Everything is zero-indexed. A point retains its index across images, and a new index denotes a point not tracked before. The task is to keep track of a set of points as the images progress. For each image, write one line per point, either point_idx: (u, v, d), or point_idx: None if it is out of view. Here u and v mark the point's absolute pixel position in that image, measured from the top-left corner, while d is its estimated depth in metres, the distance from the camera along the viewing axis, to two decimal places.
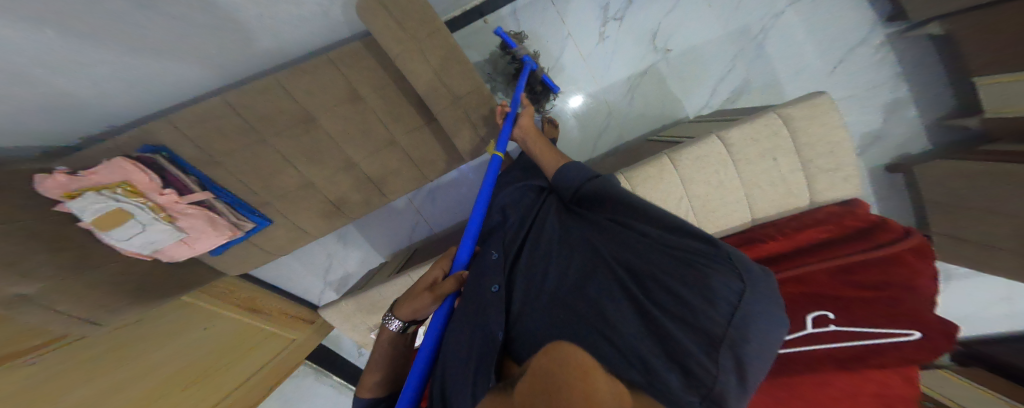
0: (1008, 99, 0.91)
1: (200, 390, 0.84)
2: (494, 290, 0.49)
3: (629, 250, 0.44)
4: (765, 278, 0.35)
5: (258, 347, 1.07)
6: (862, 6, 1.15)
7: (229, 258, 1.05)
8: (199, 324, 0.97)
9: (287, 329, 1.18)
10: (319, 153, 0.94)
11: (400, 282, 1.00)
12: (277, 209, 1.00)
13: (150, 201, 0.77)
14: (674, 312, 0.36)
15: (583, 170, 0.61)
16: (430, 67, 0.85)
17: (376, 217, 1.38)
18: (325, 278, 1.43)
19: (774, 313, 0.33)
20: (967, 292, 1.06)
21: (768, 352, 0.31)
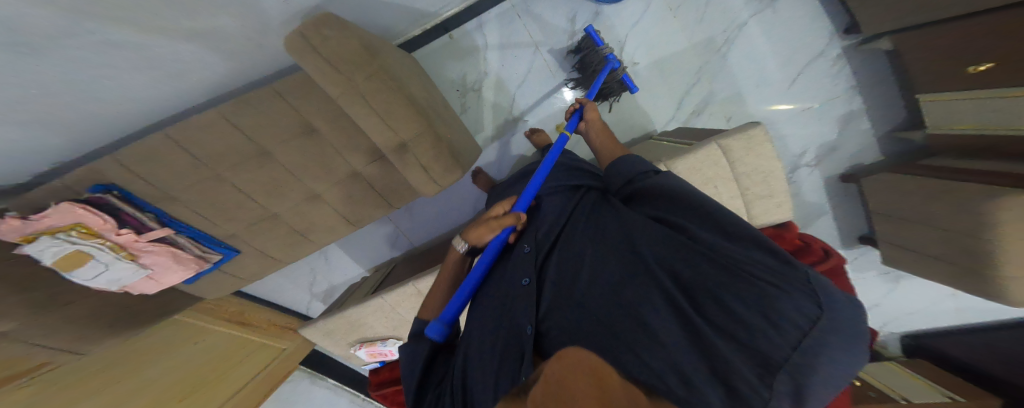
0: (952, 115, 0.93)
1: (194, 399, 1.13)
2: (523, 283, 0.55)
3: (680, 255, 0.45)
4: (851, 310, 0.35)
5: (257, 353, 1.42)
6: (820, 16, 1.12)
7: (203, 285, 1.06)
8: (190, 340, 1.24)
9: (279, 340, 1.50)
10: (279, 187, 0.91)
11: (373, 303, 1.20)
12: (275, 249, 1.06)
13: (109, 241, 0.78)
14: (728, 329, 0.36)
15: (643, 167, 0.67)
16: (375, 112, 0.77)
17: (357, 235, 1.62)
18: (312, 291, 1.71)
19: (853, 349, 0.33)
20: (916, 289, 1.33)
21: (834, 391, 0.33)
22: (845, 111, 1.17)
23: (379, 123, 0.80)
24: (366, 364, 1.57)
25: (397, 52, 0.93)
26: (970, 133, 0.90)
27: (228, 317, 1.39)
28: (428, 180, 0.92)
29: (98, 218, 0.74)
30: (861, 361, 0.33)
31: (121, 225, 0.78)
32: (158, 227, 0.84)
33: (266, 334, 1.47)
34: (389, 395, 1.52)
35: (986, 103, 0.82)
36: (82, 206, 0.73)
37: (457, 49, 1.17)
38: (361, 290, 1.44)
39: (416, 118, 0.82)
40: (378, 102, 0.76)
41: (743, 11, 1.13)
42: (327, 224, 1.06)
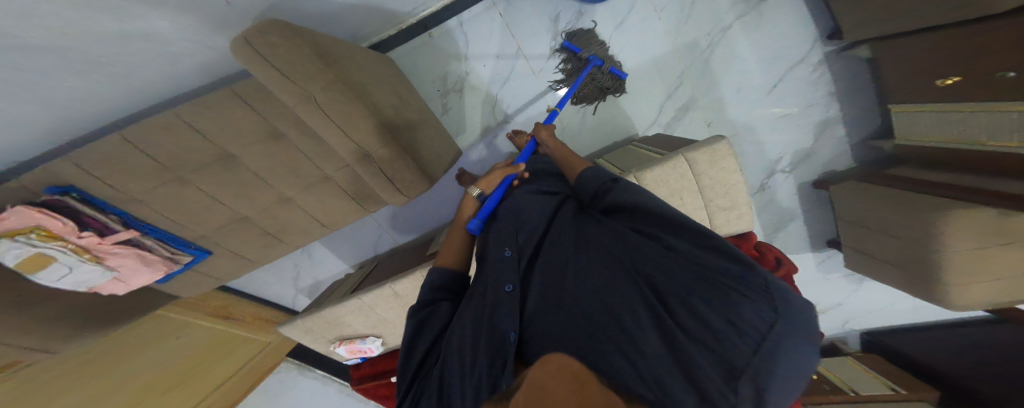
0: (915, 127, 0.98)
1: (178, 391, 1.23)
2: (508, 290, 0.53)
3: (656, 262, 0.47)
4: (804, 312, 0.39)
5: (240, 347, 1.51)
6: (807, 19, 1.11)
7: (178, 285, 1.06)
8: (172, 334, 1.24)
9: (263, 335, 1.60)
10: (248, 190, 0.90)
11: (351, 303, 1.32)
12: (248, 250, 1.06)
13: (72, 243, 0.75)
14: (699, 336, 0.38)
15: (605, 175, 0.68)
16: (332, 123, 0.76)
17: (341, 233, 1.62)
18: (296, 285, 1.70)
19: (804, 351, 0.36)
20: (878, 295, 1.44)
21: (790, 392, 0.35)
22: (822, 118, 1.19)
23: (339, 135, 0.78)
24: (348, 360, 1.64)
25: (363, 56, 0.90)
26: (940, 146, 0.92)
27: (210, 312, 1.38)
28: (393, 190, 0.94)
29: (59, 222, 0.71)
30: (812, 362, 0.37)
31: (83, 228, 0.76)
32: (123, 229, 0.82)
33: (251, 329, 1.53)
34: (370, 389, 1.58)
35: (958, 117, 0.84)
36: (40, 210, 0.70)
37: (436, 49, 1.14)
38: (339, 291, 1.51)
39: (384, 133, 0.83)
40: (335, 112, 0.75)
41: (727, 14, 1.12)
42: (300, 226, 1.06)
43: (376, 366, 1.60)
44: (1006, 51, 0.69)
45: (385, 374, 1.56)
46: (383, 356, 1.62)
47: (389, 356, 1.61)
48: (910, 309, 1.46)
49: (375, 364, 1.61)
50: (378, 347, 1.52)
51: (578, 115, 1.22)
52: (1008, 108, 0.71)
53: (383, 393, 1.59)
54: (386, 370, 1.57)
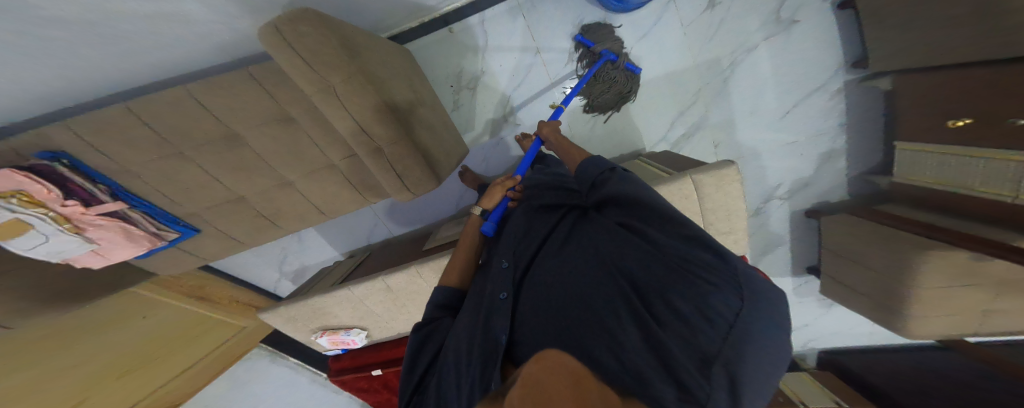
0: (913, 166, 1.01)
1: (132, 379, 1.10)
2: (501, 297, 0.52)
3: (635, 256, 0.46)
4: (768, 295, 0.40)
5: (214, 331, 1.39)
6: (834, 45, 1.11)
7: (158, 261, 1.01)
8: (139, 313, 1.16)
9: (240, 319, 1.47)
10: (249, 171, 0.86)
11: (340, 294, 1.28)
12: (239, 232, 1.00)
13: (53, 211, 0.70)
14: (675, 327, 0.37)
15: (598, 165, 0.65)
16: (348, 112, 0.73)
17: (336, 221, 1.61)
18: (281, 269, 1.69)
19: (772, 338, 0.37)
20: (848, 320, 1.51)
21: (764, 381, 0.35)
22: (827, 149, 1.21)
23: (353, 126, 0.75)
24: (329, 351, 1.62)
25: (381, 45, 0.87)
26: (941, 188, 0.93)
27: (186, 291, 1.31)
28: (400, 187, 0.91)
29: (44, 188, 0.66)
30: (780, 349, 0.37)
31: (68, 196, 0.70)
32: (111, 200, 0.77)
33: (226, 312, 1.43)
34: (347, 380, 1.61)
35: (963, 160, 0.85)
36: (25, 174, 0.64)
37: (457, 44, 1.12)
38: (329, 280, 1.46)
39: (393, 126, 0.79)
40: (353, 103, 0.72)
41: (756, 34, 1.12)
42: (296, 211, 1.02)
43: (357, 359, 1.60)
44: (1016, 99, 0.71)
45: (365, 369, 1.57)
46: (366, 350, 1.60)
47: (369, 351, 1.59)
48: (865, 333, 1.53)
49: (357, 356, 1.60)
50: (362, 339, 1.49)
51: (588, 124, 1.23)
52: (1008, 157, 0.73)
53: (360, 385, 1.63)
54: (368, 365, 1.58)
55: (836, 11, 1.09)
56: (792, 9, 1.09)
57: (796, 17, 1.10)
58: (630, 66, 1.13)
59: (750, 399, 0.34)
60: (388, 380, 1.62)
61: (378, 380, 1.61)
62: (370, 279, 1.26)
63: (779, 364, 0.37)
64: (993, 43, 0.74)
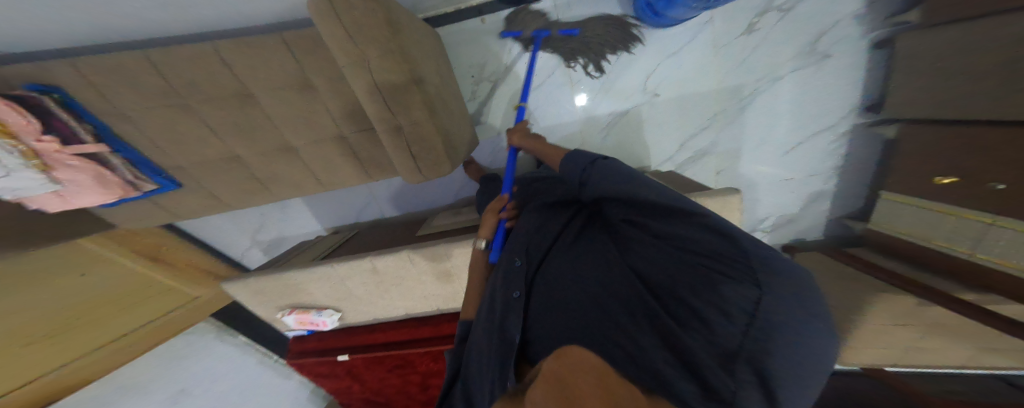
0: (897, 218, 1.06)
1: (58, 341, 1.01)
2: (516, 296, 0.49)
3: (643, 254, 0.43)
4: (793, 280, 0.34)
5: (160, 298, 1.29)
6: (857, 86, 1.13)
7: (121, 212, 0.95)
8: (80, 269, 1.06)
9: (190, 287, 1.38)
10: (253, 131, 0.83)
11: (321, 270, 1.21)
12: (226, 192, 0.95)
13: (23, 145, 0.65)
14: (692, 324, 0.34)
15: (588, 155, 0.58)
16: (375, 86, 0.71)
17: (326, 195, 1.55)
18: (255, 238, 1.64)
19: (805, 331, 0.32)
20: None
21: (806, 378, 0.31)
22: (817, 190, 1.28)
23: (377, 102, 0.73)
24: (291, 332, 1.54)
25: (415, 22, 0.84)
26: (908, 239, 1.02)
27: (140, 249, 1.22)
28: (412, 168, 0.86)
29: (21, 118, 0.62)
30: (819, 339, 0.32)
31: (47, 131, 0.66)
32: (92, 142, 0.73)
33: (179, 279, 1.34)
34: (307, 364, 1.51)
35: (933, 214, 0.93)
36: (7, 103, 0.60)
37: (487, 35, 1.12)
38: (308, 254, 1.38)
39: (417, 107, 0.77)
40: (383, 80, 0.70)
41: (786, 64, 1.12)
42: (293, 177, 0.96)
43: (323, 342, 1.52)
44: (993, 165, 0.78)
45: (330, 353, 1.48)
46: (335, 333, 1.52)
47: (339, 334, 1.52)
48: None
49: (324, 339, 1.52)
50: (333, 322, 1.40)
51: (598, 133, 1.26)
52: (974, 216, 0.82)
53: (320, 370, 1.53)
54: (334, 348, 1.49)
55: (870, 51, 1.09)
56: (826, 44, 1.10)
57: (829, 53, 1.10)
58: (566, 32, 1.08)
59: (792, 399, 0.29)
60: (353, 367, 1.51)
61: (342, 366, 1.51)
62: (353, 257, 1.20)
63: (821, 361, 0.32)
64: (977, 114, 0.82)
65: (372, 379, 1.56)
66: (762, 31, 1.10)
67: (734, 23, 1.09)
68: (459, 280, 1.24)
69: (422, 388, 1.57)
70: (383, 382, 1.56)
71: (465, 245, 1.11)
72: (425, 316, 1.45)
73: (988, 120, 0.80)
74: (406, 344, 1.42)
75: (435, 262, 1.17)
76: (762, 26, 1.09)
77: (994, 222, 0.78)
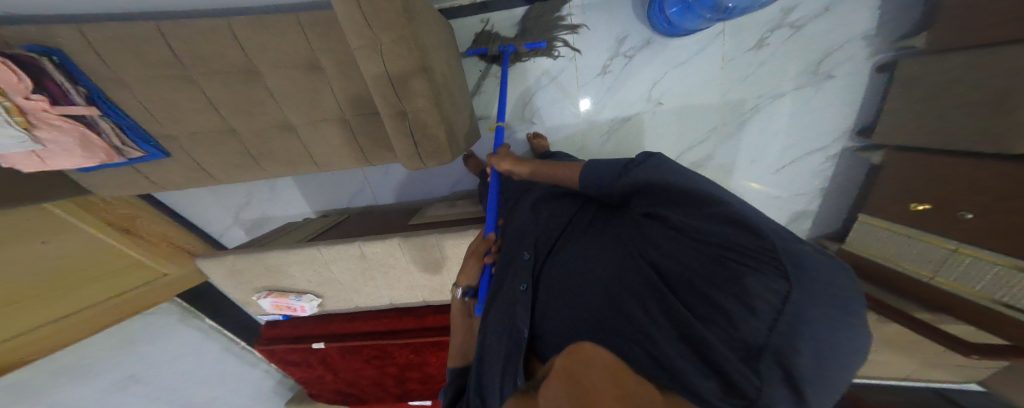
0: (868, 240, 1.11)
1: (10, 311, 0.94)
2: (522, 289, 0.51)
3: (658, 246, 0.43)
4: (817, 272, 0.33)
5: (126, 273, 1.21)
6: (853, 110, 1.16)
7: (101, 177, 0.91)
8: (38, 236, 0.98)
9: (163, 263, 1.30)
10: (252, 105, 0.81)
11: (305, 252, 1.19)
12: (214, 166, 0.91)
13: (8, 101, 0.63)
14: (711, 318, 0.33)
15: (614, 161, 0.56)
16: (385, 71, 0.70)
17: (318, 177, 1.51)
18: (238, 216, 1.59)
19: (830, 323, 0.31)
20: None
21: (832, 376, 0.30)
22: (800, 209, 1.34)
23: (385, 86, 0.72)
24: (264, 316, 1.52)
25: (432, 11, 0.82)
26: (873, 259, 1.09)
27: (110, 220, 1.16)
28: (412, 154, 0.84)
29: (11, 74, 0.61)
30: (846, 337, 0.31)
31: (37, 89, 0.64)
32: (83, 105, 0.71)
33: (150, 252, 1.27)
34: (278, 351, 1.49)
35: (901, 237, 1.00)
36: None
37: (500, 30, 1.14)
38: (294, 235, 1.34)
39: (425, 95, 0.75)
40: (394, 65, 0.69)
41: (788, 82, 1.15)
42: (287, 155, 0.92)
43: (297, 329, 1.49)
44: (962, 195, 0.84)
45: (304, 341, 1.45)
46: (310, 320, 1.49)
47: (314, 321, 1.50)
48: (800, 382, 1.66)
49: (297, 326, 1.49)
50: (312, 308, 1.35)
51: (598, 138, 1.27)
52: (939, 243, 0.89)
53: (292, 358, 1.51)
54: (308, 336, 1.47)
55: (871, 74, 1.10)
56: (831, 64, 1.12)
57: (832, 73, 1.12)
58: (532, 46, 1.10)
59: (818, 397, 0.28)
60: (327, 357, 1.48)
61: (316, 355, 1.48)
62: (337, 242, 1.18)
63: (848, 356, 0.31)
64: (951, 148, 0.89)
65: (346, 369, 1.51)
66: (770, 47, 1.11)
67: (743, 38, 1.11)
68: (449, 273, 1.23)
69: (400, 381, 1.51)
70: (357, 373, 1.51)
71: (458, 237, 1.11)
72: (409, 307, 1.44)
73: (960, 155, 0.86)
74: (384, 335, 1.41)
75: (426, 252, 1.17)
76: (771, 42, 1.11)
77: (957, 249, 0.84)
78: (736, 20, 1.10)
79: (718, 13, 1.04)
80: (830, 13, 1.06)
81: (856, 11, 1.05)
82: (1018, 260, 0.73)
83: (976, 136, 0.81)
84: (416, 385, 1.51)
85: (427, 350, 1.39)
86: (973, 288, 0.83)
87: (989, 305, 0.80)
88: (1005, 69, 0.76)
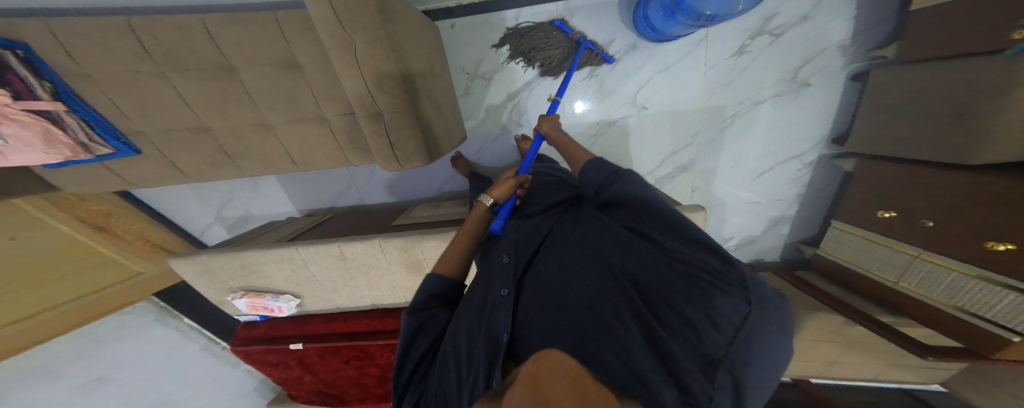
0: (836, 244, 1.19)
1: None
2: (503, 294, 0.51)
3: (637, 259, 0.45)
4: (770, 298, 0.39)
5: (96, 270, 1.19)
6: (828, 118, 1.19)
7: (68, 175, 0.89)
8: (7, 232, 0.98)
9: (135, 261, 1.30)
10: (226, 103, 0.79)
11: (285, 251, 1.17)
12: (188, 164, 0.90)
13: None
14: (680, 330, 0.37)
15: (604, 169, 0.61)
16: (361, 74, 0.69)
17: (302, 176, 1.49)
18: (219, 215, 1.56)
19: (775, 341, 0.37)
20: None
21: (764, 385, 0.37)
22: (779, 215, 1.38)
23: (361, 87, 0.71)
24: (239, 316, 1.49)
25: (413, 11, 0.82)
26: (849, 267, 1.12)
27: (84, 217, 1.15)
28: (389, 156, 0.82)
29: None
30: (783, 351, 0.38)
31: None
32: (48, 100, 0.70)
33: (123, 249, 1.27)
34: (253, 352, 1.45)
35: (872, 245, 1.03)
36: None
37: (488, 31, 1.14)
38: (274, 234, 1.32)
39: (402, 97, 0.74)
40: (370, 68, 0.69)
41: (768, 89, 1.17)
42: (266, 154, 0.91)
43: (274, 330, 1.47)
44: (928, 204, 0.88)
45: (280, 342, 1.43)
46: (289, 321, 1.48)
47: (295, 322, 1.48)
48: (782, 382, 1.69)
49: (275, 327, 1.47)
50: (290, 309, 1.33)
51: (585, 141, 1.29)
52: (903, 249, 0.93)
53: (268, 359, 1.46)
54: (286, 337, 1.44)
55: (847, 81, 1.13)
56: (808, 72, 1.14)
57: (809, 81, 1.15)
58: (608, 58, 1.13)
59: (752, 398, 0.35)
60: (305, 357, 1.46)
61: (293, 355, 1.45)
62: (319, 242, 1.17)
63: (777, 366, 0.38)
64: (917, 157, 0.92)
65: (325, 370, 1.48)
66: (752, 55, 1.13)
67: (726, 45, 1.12)
68: None
69: (381, 381, 1.49)
70: (336, 374, 1.49)
71: (440, 239, 1.11)
72: (391, 308, 1.44)
73: (924, 163, 0.90)
74: (364, 335, 1.41)
75: (408, 253, 1.16)
76: (752, 49, 1.12)
77: (919, 256, 0.88)
78: (720, 27, 1.10)
79: (701, 21, 1.04)
80: (809, 21, 1.08)
81: (833, 18, 1.07)
82: (973, 266, 0.76)
83: (939, 147, 0.85)
84: None
85: None
86: (934, 295, 0.87)
87: (945, 308, 0.85)
88: (965, 84, 0.79)
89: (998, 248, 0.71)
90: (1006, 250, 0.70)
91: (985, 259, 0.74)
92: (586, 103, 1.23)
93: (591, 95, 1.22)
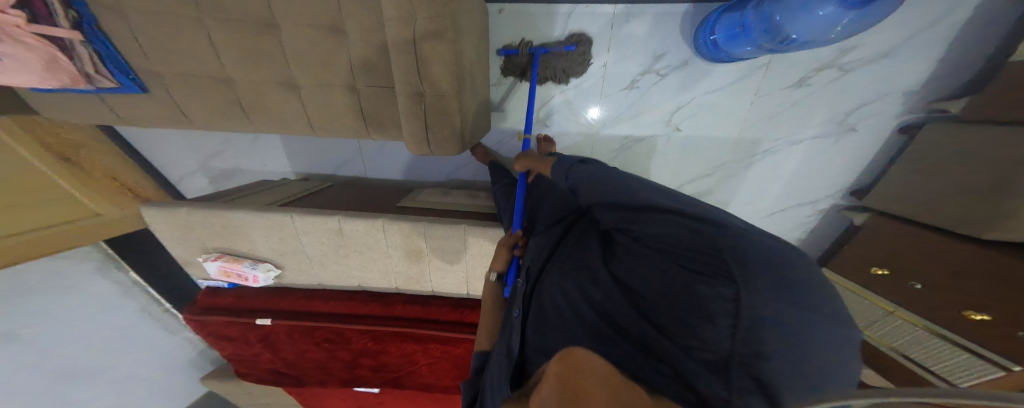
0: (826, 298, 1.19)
1: None
2: (516, 315, 0.59)
3: (624, 264, 0.47)
4: (778, 273, 0.35)
5: (61, 204, 1.07)
6: (857, 167, 1.21)
7: (59, 101, 0.80)
8: None
9: (101, 203, 1.16)
10: (255, 56, 0.73)
11: (279, 219, 1.10)
12: (194, 110, 0.82)
13: None
14: (675, 331, 0.37)
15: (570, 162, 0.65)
16: (413, 53, 0.65)
17: (304, 140, 1.40)
18: (206, 165, 1.46)
19: (802, 326, 0.32)
20: None
21: (828, 384, 0.30)
22: None
23: (410, 66, 0.67)
24: (205, 282, 1.40)
25: None
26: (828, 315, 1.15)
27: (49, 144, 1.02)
28: (421, 139, 0.78)
29: None
30: (821, 334, 0.32)
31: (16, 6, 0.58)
32: (66, 28, 0.64)
33: (92, 191, 1.14)
34: (210, 323, 1.37)
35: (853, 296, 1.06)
36: None
37: (539, 21, 1.10)
38: (266, 197, 1.24)
39: (453, 80, 0.70)
40: (427, 48, 0.65)
41: (811, 129, 1.18)
42: (281, 114, 0.84)
43: (242, 301, 1.39)
44: (926, 268, 0.91)
45: (246, 314, 1.35)
46: (259, 294, 1.40)
47: (263, 296, 1.40)
48: None
49: (243, 298, 1.40)
50: (266, 280, 1.24)
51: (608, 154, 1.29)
52: (882, 305, 0.96)
53: (226, 332, 1.39)
54: (256, 310, 1.37)
55: (893, 132, 1.13)
56: (857, 117, 1.14)
57: (856, 126, 1.15)
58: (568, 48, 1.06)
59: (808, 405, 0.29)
60: (270, 334, 1.38)
61: (256, 331, 1.37)
62: (309, 212, 1.11)
63: (835, 358, 0.32)
64: (931, 223, 0.95)
65: (289, 350, 1.40)
66: (810, 87, 1.12)
67: (787, 75, 1.11)
68: (428, 263, 1.19)
69: (350, 367, 1.40)
70: (302, 354, 1.41)
71: (448, 230, 1.08)
72: (376, 292, 1.39)
73: (935, 229, 0.94)
74: (344, 318, 1.34)
75: (410, 239, 1.12)
76: (812, 83, 1.11)
77: (895, 312, 0.92)
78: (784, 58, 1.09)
79: (774, 41, 0.96)
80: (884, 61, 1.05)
81: (909, 61, 1.04)
82: (946, 330, 0.80)
83: (959, 217, 0.88)
84: (366, 372, 1.41)
85: (387, 340, 1.32)
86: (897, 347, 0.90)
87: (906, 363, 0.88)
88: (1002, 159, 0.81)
89: (974, 317, 0.76)
90: (980, 320, 0.75)
91: (959, 326, 0.78)
92: (622, 115, 1.22)
93: (626, 108, 1.21)
